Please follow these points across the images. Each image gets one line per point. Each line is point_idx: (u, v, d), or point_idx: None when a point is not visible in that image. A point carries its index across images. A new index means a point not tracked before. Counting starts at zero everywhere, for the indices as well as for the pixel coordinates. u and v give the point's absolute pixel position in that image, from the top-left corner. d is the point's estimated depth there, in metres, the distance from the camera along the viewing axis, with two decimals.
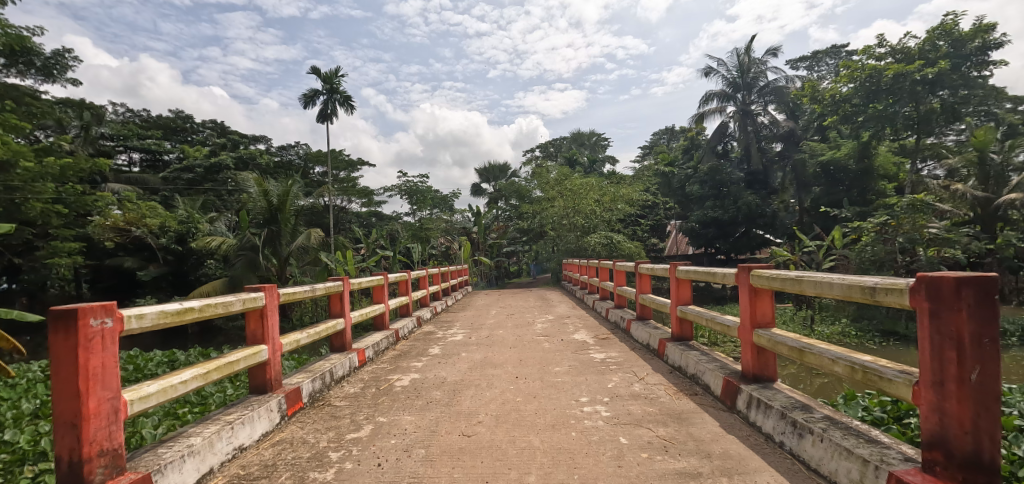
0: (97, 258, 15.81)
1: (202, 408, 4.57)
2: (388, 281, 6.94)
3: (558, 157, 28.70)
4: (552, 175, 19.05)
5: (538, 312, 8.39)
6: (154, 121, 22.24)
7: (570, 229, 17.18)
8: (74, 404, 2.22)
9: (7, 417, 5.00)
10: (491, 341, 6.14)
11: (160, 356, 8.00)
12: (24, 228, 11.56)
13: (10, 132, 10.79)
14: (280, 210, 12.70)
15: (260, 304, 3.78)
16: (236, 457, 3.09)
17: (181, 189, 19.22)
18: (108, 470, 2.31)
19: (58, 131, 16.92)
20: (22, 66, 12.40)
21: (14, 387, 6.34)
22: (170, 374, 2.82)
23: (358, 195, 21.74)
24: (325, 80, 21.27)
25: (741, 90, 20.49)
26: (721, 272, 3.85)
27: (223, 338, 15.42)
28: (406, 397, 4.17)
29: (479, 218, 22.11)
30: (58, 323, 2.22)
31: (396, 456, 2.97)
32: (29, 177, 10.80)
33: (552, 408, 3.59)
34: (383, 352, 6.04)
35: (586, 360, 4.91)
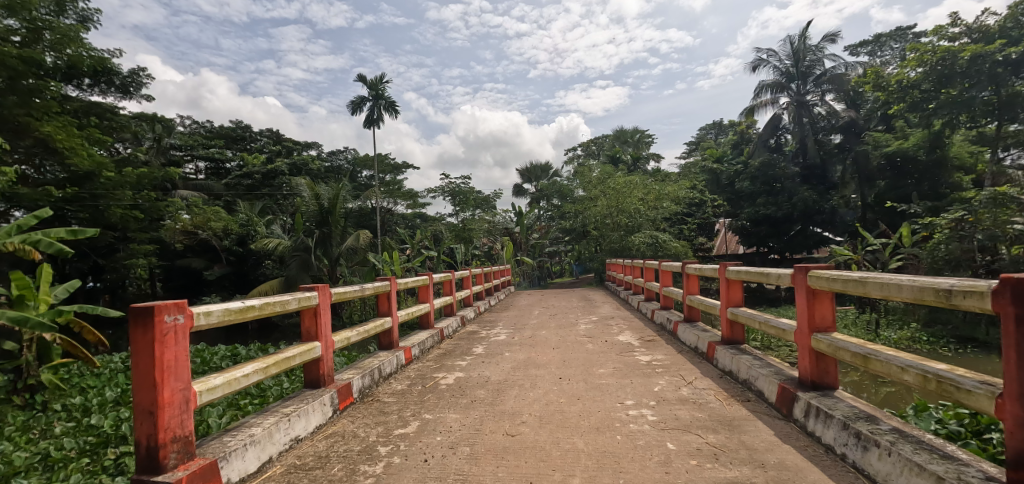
0: (169, 259, 17.03)
1: (261, 400, 4.82)
2: (433, 281, 7.05)
3: (601, 155, 28.32)
4: (594, 174, 18.85)
5: (581, 312, 8.32)
6: (217, 131, 23.73)
7: (614, 228, 16.91)
8: (150, 393, 2.38)
9: (93, 403, 5.45)
10: (534, 342, 6.13)
11: (224, 351, 8.51)
12: (106, 233, 12.61)
13: (95, 145, 11.80)
14: (330, 212, 13.25)
15: (314, 303, 3.93)
16: (293, 448, 3.22)
17: (241, 193, 20.38)
18: (180, 455, 2.46)
19: (135, 143, 18.32)
20: (104, 85, 13.48)
21: (99, 376, 6.91)
22: (233, 368, 2.98)
23: (404, 197, 22.30)
24: (371, 87, 21.98)
25: (795, 80, 19.55)
26: (776, 272, 3.65)
27: (280, 335, 16.22)
28: (451, 395, 4.22)
29: (521, 218, 22.17)
30: (137, 319, 2.39)
31: (442, 452, 3.00)
32: (111, 186, 11.78)
33: (597, 410, 3.53)
34: (428, 351, 6.15)
35: (631, 362, 4.80)
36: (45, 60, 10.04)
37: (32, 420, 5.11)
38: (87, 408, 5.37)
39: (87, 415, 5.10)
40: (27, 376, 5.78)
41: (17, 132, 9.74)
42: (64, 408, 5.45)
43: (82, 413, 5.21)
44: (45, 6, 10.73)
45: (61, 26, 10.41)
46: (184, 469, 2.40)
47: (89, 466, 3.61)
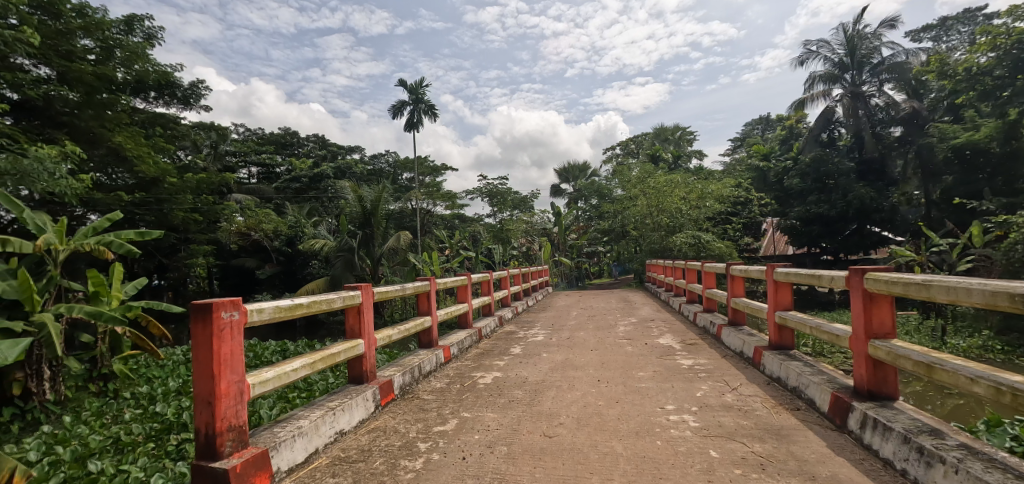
0: (225, 259, 18.01)
1: (308, 394, 5.00)
2: (471, 280, 7.09)
3: (641, 154, 27.77)
4: (634, 173, 18.53)
5: (621, 314, 8.17)
6: (268, 138, 24.91)
7: (654, 228, 16.54)
8: (209, 384, 2.52)
9: (158, 392, 5.82)
10: (572, 343, 6.06)
11: (274, 346, 8.90)
12: (170, 234, 13.46)
13: (160, 153, 12.61)
14: (372, 214, 13.65)
15: (358, 302, 4.03)
16: (337, 441, 3.31)
17: (290, 196, 21.28)
18: (235, 443, 2.58)
19: (194, 150, 19.44)
20: (167, 97, 14.38)
21: (164, 367, 7.37)
22: (283, 362, 3.10)
23: (443, 199, 22.66)
24: (411, 92, 22.46)
25: (850, 70, 18.60)
26: (828, 274, 3.45)
27: (325, 332, 16.81)
28: (489, 395, 4.23)
29: (559, 219, 22.04)
30: (197, 314, 2.53)
31: (479, 451, 3.01)
32: (174, 191, 12.57)
33: (637, 414, 3.44)
34: (467, 350, 6.20)
35: (673, 365, 4.67)
36: (118, 75, 10.81)
37: (105, 406, 5.51)
38: (153, 397, 5.73)
39: (152, 404, 5.44)
40: (100, 366, 6.26)
41: (92, 142, 10.55)
42: (133, 397, 5.85)
43: (148, 401, 5.58)
44: (116, 27, 11.56)
45: (131, 44, 11.20)
46: (239, 458, 2.52)
47: (155, 451, 3.86)
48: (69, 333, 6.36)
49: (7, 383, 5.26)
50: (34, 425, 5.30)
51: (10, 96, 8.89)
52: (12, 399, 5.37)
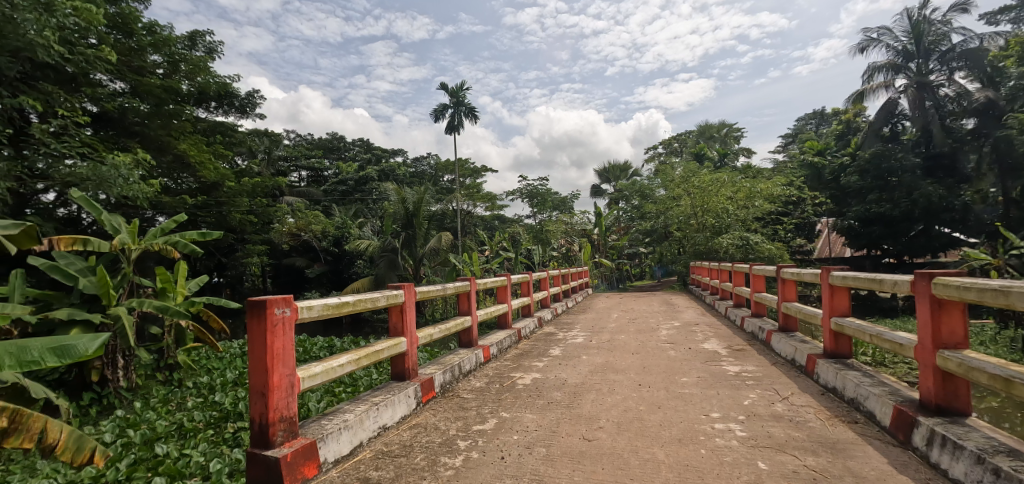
0: (277, 259, 18.88)
1: (353, 389, 5.16)
2: (511, 281, 7.09)
3: (684, 153, 27.05)
4: (677, 172, 18.02)
5: (663, 317, 7.97)
6: (317, 143, 26.07)
7: (699, 229, 16.05)
8: (262, 377, 2.63)
9: (217, 383, 6.15)
10: (612, 346, 5.95)
11: (322, 342, 9.24)
12: (228, 235, 14.24)
13: (220, 159, 13.37)
14: (415, 215, 14.00)
15: (400, 301, 4.10)
16: (380, 435, 3.38)
17: (337, 199, 22.06)
18: (286, 433, 2.68)
19: (250, 156, 20.49)
20: (226, 106, 15.24)
21: (222, 359, 7.79)
22: (330, 358, 3.20)
23: (483, 200, 22.90)
24: (452, 95, 22.81)
25: (915, 59, 17.64)
26: (891, 278, 3.21)
27: (369, 329, 17.33)
28: (528, 395, 4.21)
29: (600, 219, 21.74)
30: (253, 310, 2.65)
31: (518, 451, 2.99)
32: (232, 194, 13.29)
33: (679, 421, 3.33)
34: (506, 351, 6.21)
35: (718, 371, 4.49)
36: (183, 87, 11.56)
37: (171, 394, 5.90)
38: (212, 387, 6.08)
39: (211, 393, 5.77)
40: (167, 357, 6.69)
41: (160, 149, 11.30)
42: (194, 386, 6.22)
43: (208, 391, 5.91)
44: (181, 42, 12.34)
45: (195, 57, 11.93)
46: (290, 447, 2.62)
47: (214, 437, 4.09)
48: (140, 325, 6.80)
49: (87, 370, 5.71)
50: (109, 409, 5.73)
51: (90, 109, 9.65)
52: (91, 385, 5.83)
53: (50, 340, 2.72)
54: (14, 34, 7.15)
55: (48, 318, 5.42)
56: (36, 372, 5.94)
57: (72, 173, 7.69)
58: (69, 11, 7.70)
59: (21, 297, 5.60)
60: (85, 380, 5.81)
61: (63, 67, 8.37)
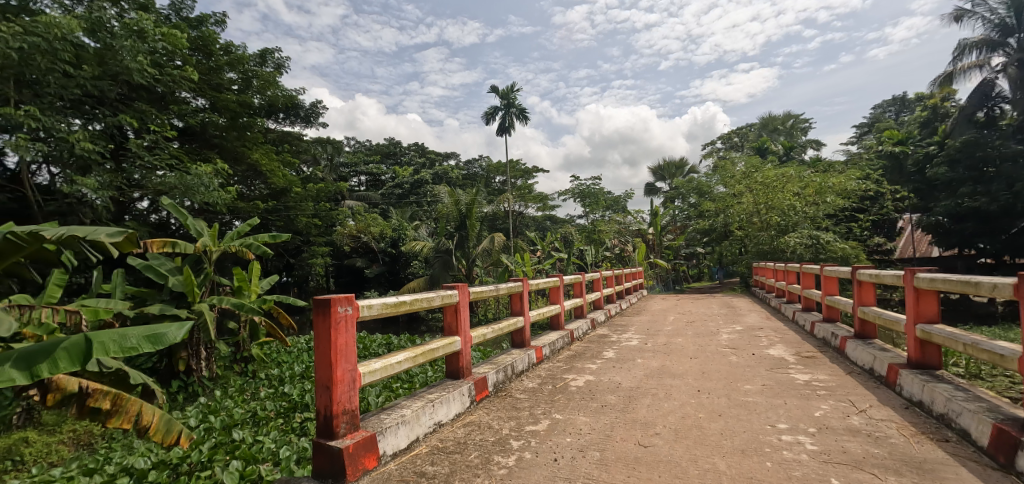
0: (339, 260, 19.76)
1: (409, 385, 5.29)
2: (564, 282, 6.98)
3: (745, 147, 25.75)
4: (738, 167, 17.19)
5: (723, 320, 7.58)
6: (375, 149, 27.10)
7: (762, 228, 15.24)
8: (327, 371, 2.73)
9: (285, 376, 6.51)
10: (669, 349, 5.72)
11: (380, 339, 9.56)
12: (296, 237, 15.09)
13: (287, 167, 14.18)
14: (467, 216, 14.20)
15: (454, 300, 4.15)
16: (436, 432, 3.43)
17: (394, 202, 22.79)
18: (349, 426, 2.77)
19: (314, 163, 21.60)
20: (292, 117, 16.13)
21: (291, 353, 8.25)
22: (388, 355, 3.27)
23: (534, 200, 22.93)
24: (503, 97, 22.93)
25: (1016, 33, 15.81)
26: (984, 280, 2.88)
27: (425, 328, 17.79)
28: (581, 398, 4.12)
29: (654, 218, 21.10)
30: (319, 308, 2.76)
31: (571, 454, 2.93)
32: (298, 199, 14.05)
33: (742, 430, 3.14)
34: (559, 352, 6.13)
35: (785, 380, 4.20)
36: (255, 101, 12.37)
37: (245, 385, 6.31)
38: (281, 379, 6.44)
39: (280, 385, 6.10)
40: (242, 350, 7.16)
41: (236, 159, 12.15)
42: (266, 378, 6.62)
43: (278, 382, 6.27)
44: (253, 60, 13.19)
45: (265, 73, 12.70)
46: (351, 439, 2.71)
47: (283, 426, 4.35)
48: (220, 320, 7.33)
49: (175, 360, 6.25)
50: (193, 396, 6.23)
51: (176, 124, 10.56)
52: (178, 373, 6.37)
53: (146, 329, 2.84)
54: (114, 61, 7.96)
55: (144, 313, 5.98)
56: (133, 361, 6.56)
57: (162, 182, 8.45)
58: (158, 37, 8.49)
59: (121, 294, 6.20)
60: (173, 369, 6.36)
61: (154, 87, 9.22)
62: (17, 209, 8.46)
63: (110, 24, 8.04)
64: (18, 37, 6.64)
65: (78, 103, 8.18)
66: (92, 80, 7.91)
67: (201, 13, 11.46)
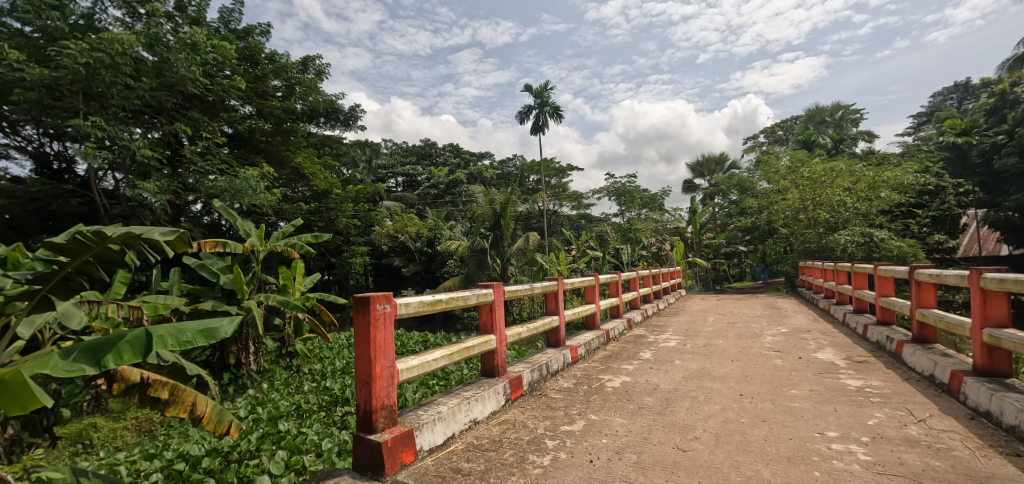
0: (377, 259, 20.20)
1: (445, 383, 5.35)
2: (599, 281, 6.87)
3: (790, 141, 24.68)
4: (782, 162, 16.50)
5: (767, 322, 7.27)
6: (411, 150, 27.57)
7: (810, 225, 14.57)
8: (367, 367, 2.77)
9: (327, 371, 6.71)
10: (710, 351, 5.55)
11: (417, 336, 9.72)
12: (337, 237, 15.53)
13: (328, 169, 14.60)
14: (502, 215, 14.21)
15: (490, 299, 4.14)
16: (471, 429, 3.43)
17: (430, 202, 23.11)
18: (387, 420, 2.80)
19: (353, 165, 22.17)
20: (332, 121, 16.58)
21: (332, 349, 8.50)
22: (425, 353, 3.31)
23: (569, 199, 22.74)
24: (536, 96, 22.85)
25: None
26: None
27: (460, 326, 17.95)
28: (617, 399, 4.04)
29: (693, 216, 20.54)
30: (358, 306, 2.80)
31: (607, 456, 2.87)
32: (339, 201, 14.42)
33: (788, 437, 2.99)
34: (595, 352, 6.05)
35: (836, 385, 3.99)
36: (298, 106, 12.77)
37: (289, 379, 6.53)
38: (323, 374, 6.63)
39: (322, 380, 6.28)
40: (287, 345, 7.44)
41: (280, 162, 12.62)
42: (309, 373, 6.83)
43: (320, 377, 6.46)
44: (296, 67, 13.63)
45: (307, 79, 13.10)
46: (390, 433, 2.75)
47: (325, 419, 4.49)
48: (267, 317, 7.61)
49: (226, 354, 6.55)
50: (242, 389, 6.51)
51: (226, 130, 11.07)
52: (229, 367, 6.68)
53: (199, 324, 2.96)
54: (170, 73, 8.40)
55: (197, 309, 6.29)
56: (189, 355, 6.92)
57: (214, 185, 8.79)
58: (210, 49, 8.91)
59: (177, 291, 6.53)
60: (225, 362, 6.67)
61: (205, 96, 9.68)
62: (85, 212, 9.05)
63: (166, 38, 8.49)
64: (85, 53, 7.22)
65: (139, 113, 8.63)
66: (150, 91, 8.36)
67: (247, 24, 11.95)
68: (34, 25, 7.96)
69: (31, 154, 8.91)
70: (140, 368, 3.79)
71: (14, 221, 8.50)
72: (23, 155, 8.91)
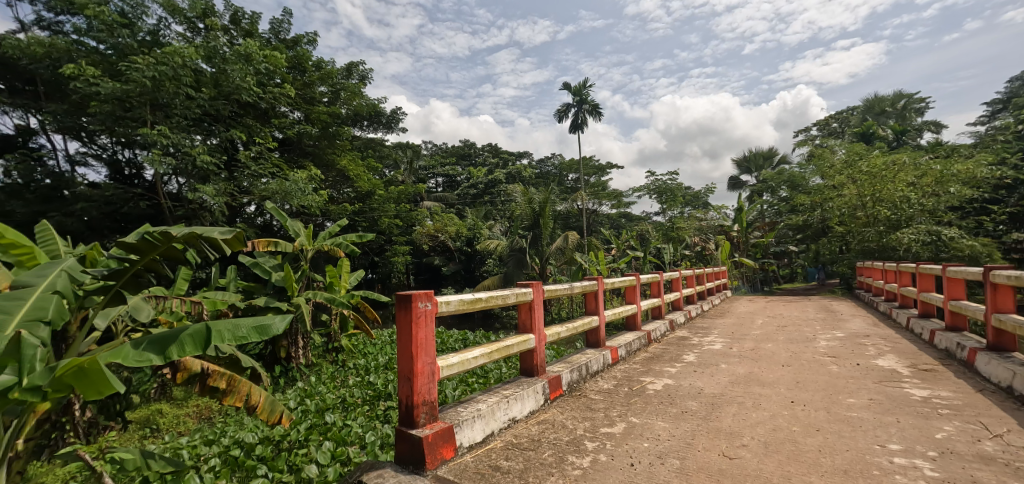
0: (418, 258, 20.57)
1: (484, 381, 5.37)
2: (641, 281, 6.70)
3: (846, 134, 23.36)
4: (837, 156, 15.62)
5: (821, 326, 6.89)
6: (450, 151, 27.92)
7: (869, 223, 13.73)
8: (409, 363, 2.80)
9: (371, 366, 6.87)
10: (758, 355, 5.31)
11: (457, 334, 9.81)
12: (380, 237, 15.93)
13: (371, 171, 14.97)
14: (541, 214, 14.13)
15: (529, 298, 4.11)
16: (510, 428, 3.40)
17: (469, 202, 23.32)
18: (428, 416, 2.83)
19: (395, 167, 22.66)
20: (374, 124, 16.98)
21: (375, 345, 8.70)
22: (465, 351, 3.31)
23: (609, 198, 22.41)
24: (575, 94, 22.62)
25: None
26: None
27: (499, 325, 18.04)
28: (659, 402, 3.92)
29: (739, 214, 19.78)
30: (401, 303, 2.83)
31: (649, 460, 2.78)
32: (381, 201, 14.76)
33: (844, 448, 2.81)
34: (636, 353, 5.91)
35: (898, 394, 3.72)
36: (343, 112, 13.15)
37: (335, 374, 6.74)
38: (367, 369, 6.81)
39: (366, 374, 6.44)
40: (333, 340, 7.68)
41: (327, 166, 13.06)
42: (354, 367, 7.02)
43: (364, 372, 6.63)
44: (341, 73, 14.05)
45: (351, 84, 13.46)
46: (430, 429, 2.77)
47: (369, 413, 4.59)
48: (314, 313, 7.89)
49: (277, 348, 6.84)
50: (291, 381, 6.78)
51: (277, 135, 11.56)
52: (280, 359, 6.97)
53: (252, 319, 3.04)
54: (227, 83, 8.82)
55: (251, 305, 6.59)
56: (243, 348, 7.27)
57: (266, 188, 9.20)
58: (262, 60, 9.34)
59: (233, 288, 6.88)
60: (276, 355, 6.97)
61: (258, 104, 10.12)
62: (152, 214, 9.70)
63: (222, 51, 8.95)
64: (151, 67, 7.70)
65: (199, 121, 9.16)
66: (209, 101, 8.83)
67: (296, 34, 12.42)
68: (107, 43, 8.55)
69: (105, 161, 9.61)
70: (201, 358, 3.95)
71: (90, 223, 9.20)
72: (100, 162, 9.63)
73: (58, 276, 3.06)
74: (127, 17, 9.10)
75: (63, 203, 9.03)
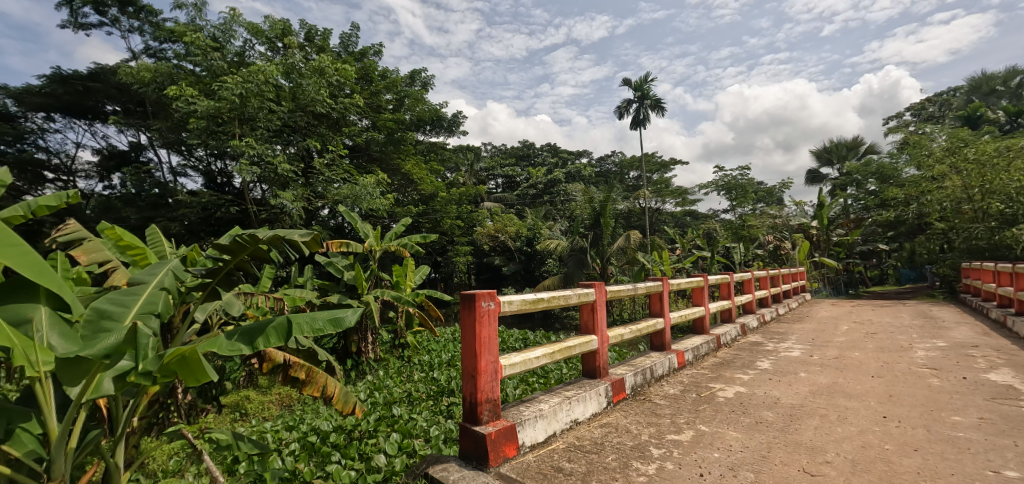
0: (479, 258, 20.88)
1: (545, 381, 5.32)
2: (709, 282, 6.35)
3: (947, 118, 20.94)
4: (937, 143, 14.03)
5: (918, 333, 6.19)
6: (510, 152, 28.10)
7: (977, 219, 12.22)
8: (472, 361, 2.80)
9: (435, 362, 7.02)
10: (843, 363, 4.86)
11: (518, 334, 9.82)
12: (443, 238, 16.30)
13: (433, 174, 15.34)
14: (602, 214, 13.82)
15: (591, 299, 3.98)
16: (572, 429, 3.32)
17: (529, 202, 23.33)
18: (491, 413, 2.81)
19: (456, 170, 23.16)
20: (436, 128, 17.38)
21: (439, 342, 8.90)
22: (526, 350, 3.25)
23: (673, 195, 21.60)
24: (636, 89, 21.96)
25: None
26: None
27: (560, 325, 17.91)
28: (731, 410, 3.67)
29: (819, 209, 18.36)
30: (465, 302, 2.84)
31: (720, 472, 2.60)
32: (443, 203, 15.11)
33: (950, 472, 2.47)
34: (704, 358, 5.60)
35: (1017, 413, 3.24)
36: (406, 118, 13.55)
37: (401, 369, 6.95)
38: (431, 365, 6.96)
39: (430, 370, 6.58)
40: (400, 337, 7.94)
41: (392, 170, 13.54)
42: (419, 363, 7.21)
43: (428, 368, 6.79)
44: (404, 81, 14.51)
45: (413, 90, 13.85)
46: (493, 426, 2.75)
47: (433, 407, 4.68)
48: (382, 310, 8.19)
49: (348, 343, 7.16)
50: (361, 375, 7.07)
51: (347, 143, 12.16)
52: (352, 354, 7.30)
53: (328, 312, 3.11)
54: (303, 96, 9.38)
55: (325, 302, 6.95)
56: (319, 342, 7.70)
57: (337, 192, 9.68)
58: (332, 72, 9.81)
59: (309, 286, 7.28)
60: (348, 350, 7.31)
61: (330, 114, 10.68)
62: (239, 218, 10.50)
63: (299, 66, 9.54)
64: (238, 85, 8.33)
65: (280, 132, 9.80)
66: (287, 113, 9.42)
67: (363, 46, 12.98)
68: (203, 65, 9.34)
69: (201, 171, 10.53)
70: (283, 350, 4.16)
71: (190, 226, 10.13)
72: (197, 172, 10.59)
73: (166, 273, 3.16)
74: (217, 41, 9.95)
75: (167, 210, 10.01)
